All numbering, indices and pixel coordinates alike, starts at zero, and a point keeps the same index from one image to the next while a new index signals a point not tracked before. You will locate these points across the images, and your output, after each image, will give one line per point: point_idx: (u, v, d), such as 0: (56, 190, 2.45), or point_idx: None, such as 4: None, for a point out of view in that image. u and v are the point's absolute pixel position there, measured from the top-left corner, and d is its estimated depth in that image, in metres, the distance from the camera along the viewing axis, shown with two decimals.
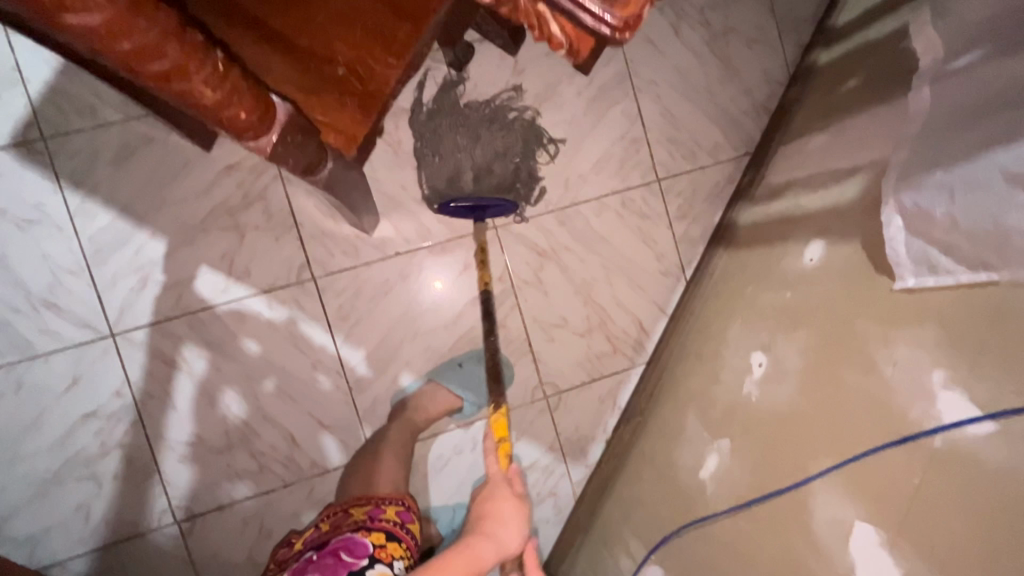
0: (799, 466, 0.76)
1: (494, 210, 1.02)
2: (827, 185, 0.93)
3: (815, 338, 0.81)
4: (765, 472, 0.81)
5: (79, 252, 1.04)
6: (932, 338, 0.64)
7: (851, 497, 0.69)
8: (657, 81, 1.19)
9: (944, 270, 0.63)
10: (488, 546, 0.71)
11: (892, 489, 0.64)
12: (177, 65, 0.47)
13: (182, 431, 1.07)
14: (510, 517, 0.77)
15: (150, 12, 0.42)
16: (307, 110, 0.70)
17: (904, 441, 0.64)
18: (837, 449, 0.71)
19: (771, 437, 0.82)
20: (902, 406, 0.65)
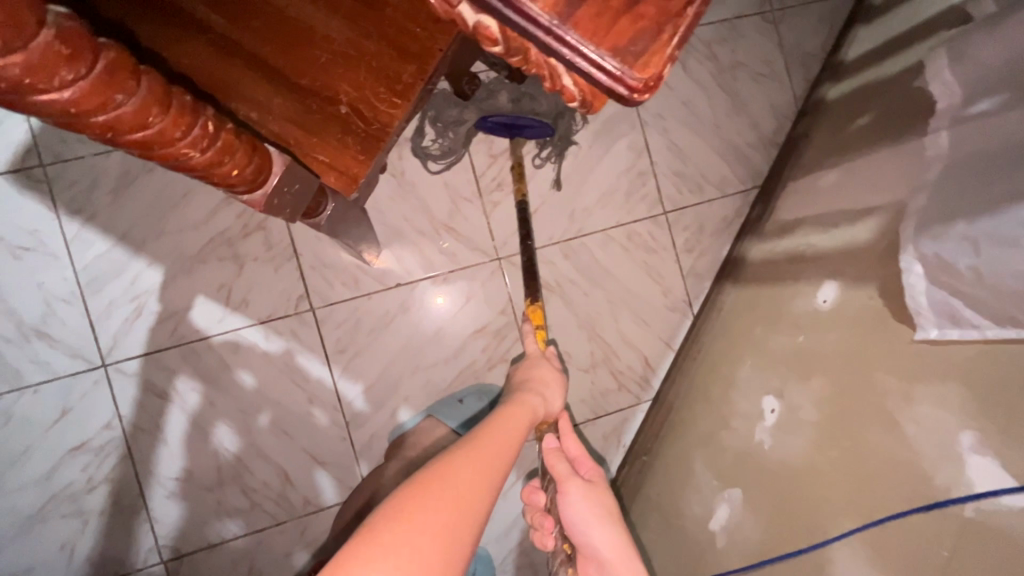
0: (816, 526, 0.75)
1: (532, 130, 1.00)
2: (840, 225, 0.90)
3: (830, 387, 0.79)
4: (781, 529, 0.80)
5: (74, 280, 1.02)
6: (955, 398, 0.62)
7: (874, 563, 0.66)
8: (664, 114, 1.18)
9: (969, 323, 0.60)
10: (535, 398, 0.73)
11: (918, 558, 0.62)
12: (163, 132, 0.46)
13: (172, 466, 1.04)
14: (554, 378, 0.81)
15: (124, 84, 0.42)
16: (307, 149, 0.68)
17: (932, 508, 0.61)
18: (856, 510, 0.70)
19: (788, 491, 0.80)
20: (927, 471, 0.63)
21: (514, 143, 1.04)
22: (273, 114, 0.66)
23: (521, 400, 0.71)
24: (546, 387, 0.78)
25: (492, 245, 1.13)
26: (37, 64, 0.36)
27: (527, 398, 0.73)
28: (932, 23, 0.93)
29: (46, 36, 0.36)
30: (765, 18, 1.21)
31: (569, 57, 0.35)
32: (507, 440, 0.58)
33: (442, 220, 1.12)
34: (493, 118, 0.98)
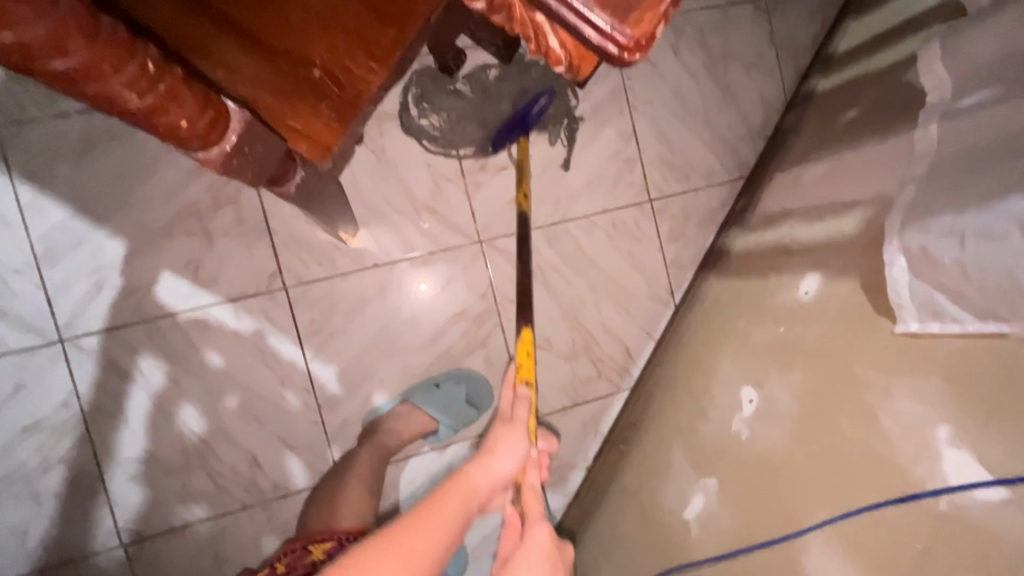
0: (791, 517, 0.75)
1: (537, 109, 0.97)
2: (825, 217, 0.90)
3: (810, 380, 0.78)
4: (756, 519, 0.80)
5: (29, 251, 0.96)
6: (935, 393, 0.62)
7: (846, 553, 0.68)
8: (654, 101, 1.16)
9: (951, 317, 0.60)
10: (481, 472, 0.57)
11: (894, 551, 0.63)
12: (86, 65, 0.43)
13: (134, 447, 1.00)
14: (512, 437, 0.61)
15: (40, 3, 0.37)
16: (284, 115, 0.66)
17: (906, 500, 0.63)
18: (832, 502, 0.71)
19: (763, 482, 0.81)
20: (903, 464, 0.64)
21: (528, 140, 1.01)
22: (242, 76, 0.62)
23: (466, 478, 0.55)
24: (497, 459, 0.58)
25: (474, 228, 1.10)
26: None
27: (473, 471, 0.56)
28: (926, 16, 0.92)
29: None
30: (758, 7, 1.20)
31: (559, 11, 0.32)
32: (452, 511, 0.52)
33: (423, 200, 1.08)
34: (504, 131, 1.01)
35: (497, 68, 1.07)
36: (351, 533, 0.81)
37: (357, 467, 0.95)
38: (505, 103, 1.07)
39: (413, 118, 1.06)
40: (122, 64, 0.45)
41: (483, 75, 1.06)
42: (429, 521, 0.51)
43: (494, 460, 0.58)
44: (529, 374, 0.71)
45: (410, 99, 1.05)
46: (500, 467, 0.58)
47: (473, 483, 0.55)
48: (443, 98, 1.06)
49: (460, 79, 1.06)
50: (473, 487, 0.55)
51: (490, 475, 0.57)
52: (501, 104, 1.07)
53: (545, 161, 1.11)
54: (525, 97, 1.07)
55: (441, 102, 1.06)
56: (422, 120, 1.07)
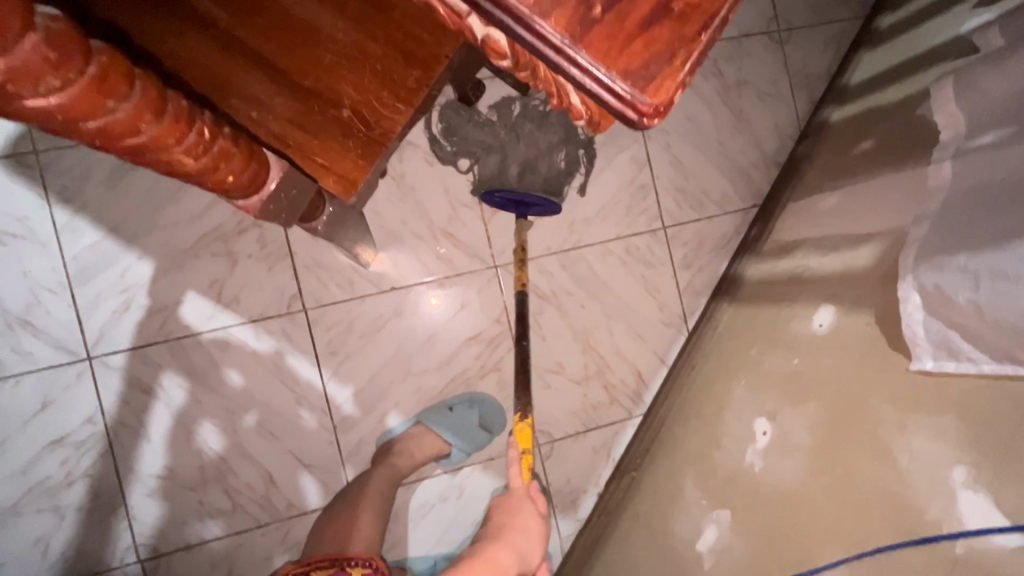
0: (806, 554, 0.75)
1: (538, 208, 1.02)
2: (838, 249, 0.91)
3: (825, 414, 0.77)
4: (769, 556, 0.79)
5: (62, 270, 1.00)
6: (949, 434, 0.61)
7: None
8: (668, 130, 1.19)
9: (965, 355, 0.60)
10: (507, 553, 0.77)
11: None
12: (155, 138, 0.46)
13: (154, 463, 1.02)
14: (534, 534, 0.84)
15: (119, 90, 0.41)
16: (306, 154, 0.66)
17: (922, 542, 0.62)
18: (846, 541, 0.70)
19: (776, 518, 0.80)
20: (917, 504, 0.63)
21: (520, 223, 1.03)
22: (273, 113, 0.64)
23: (491, 559, 0.75)
24: (517, 547, 0.80)
25: (489, 253, 1.12)
26: (24, 70, 0.35)
27: (496, 551, 0.77)
28: (939, 51, 0.93)
29: (39, 42, 0.36)
30: (772, 38, 1.22)
31: (585, 75, 0.35)
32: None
33: (440, 225, 1.11)
34: (502, 195, 1.00)
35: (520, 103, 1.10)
36: (354, 558, 0.79)
37: (370, 489, 0.96)
38: (527, 136, 1.10)
39: (444, 149, 1.10)
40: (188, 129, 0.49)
41: (507, 109, 1.10)
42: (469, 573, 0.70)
43: (510, 541, 0.80)
44: (531, 464, 0.90)
45: (434, 128, 1.08)
46: (515, 547, 0.79)
47: (499, 558, 0.76)
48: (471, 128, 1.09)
49: (484, 109, 1.09)
50: (504, 564, 0.75)
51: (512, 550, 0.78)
52: (520, 142, 1.09)
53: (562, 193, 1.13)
54: (543, 140, 1.10)
55: (467, 133, 1.09)
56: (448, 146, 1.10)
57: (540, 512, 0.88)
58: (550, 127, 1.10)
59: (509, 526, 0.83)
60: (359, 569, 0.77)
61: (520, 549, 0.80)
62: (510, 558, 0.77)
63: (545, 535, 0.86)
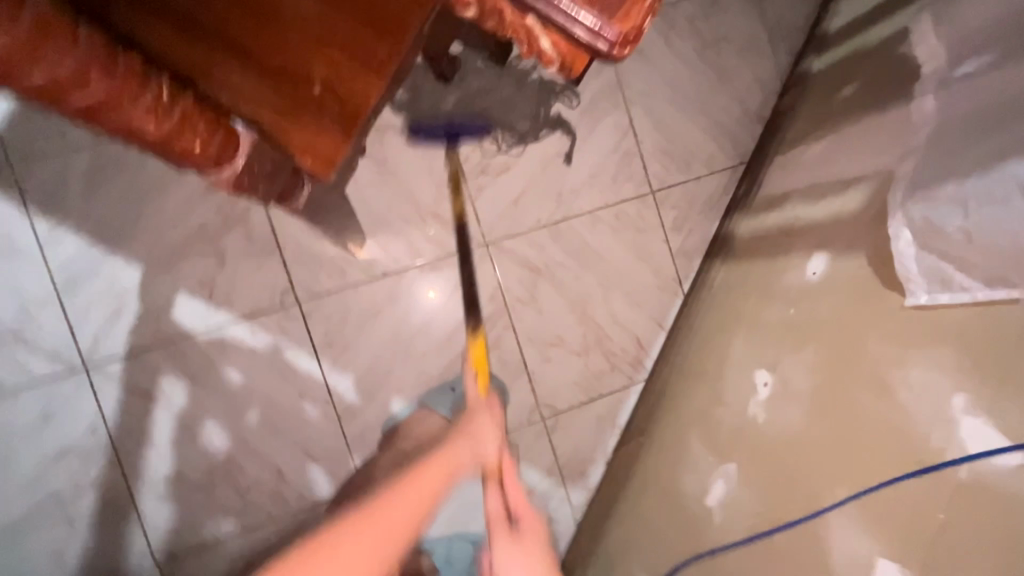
0: (810, 496, 0.72)
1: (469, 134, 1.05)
2: (827, 197, 0.91)
3: (823, 358, 0.77)
4: (774, 502, 0.77)
5: (48, 282, 0.99)
6: (950, 362, 0.60)
7: (868, 530, 0.65)
8: (649, 93, 1.18)
9: (960, 286, 0.59)
10: (456, 453, 0.60)
11: (914, 524, 0.60)
12: (54, 73, 0.45)
13: (161, 466, 1.02)
14: (490, 424, 0.65)
15: (6, 15, 0.39)
16: (288, 131, 0.69)
17: (926, 470, 0.60)
18: (851, 480, 0.67)
19: (776, 462, 0.78)
20: (920, 435, 0.61)
21: (450, 153, 1.06)
22: (248, 96, 0.64)
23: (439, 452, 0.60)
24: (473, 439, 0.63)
25: (479, 230, 1.12)
26: None
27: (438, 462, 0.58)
28: None
29: None
30: None
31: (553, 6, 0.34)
32: (417, 497, 0.54)
33: (427, 206, 1.10)
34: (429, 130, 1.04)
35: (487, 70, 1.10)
36: None
37: (377, 474, 0.97)
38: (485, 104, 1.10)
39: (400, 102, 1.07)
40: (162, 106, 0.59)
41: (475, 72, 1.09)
42: (402, 496, 0.54)
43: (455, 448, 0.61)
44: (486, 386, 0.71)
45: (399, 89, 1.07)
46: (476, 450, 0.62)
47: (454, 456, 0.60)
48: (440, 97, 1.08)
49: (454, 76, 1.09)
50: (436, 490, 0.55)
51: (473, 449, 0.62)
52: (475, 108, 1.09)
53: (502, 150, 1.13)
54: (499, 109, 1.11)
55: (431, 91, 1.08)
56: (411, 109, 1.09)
57: (499, 421, 0.67)
58: (512, 98, 1.11)
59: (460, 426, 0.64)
60: None
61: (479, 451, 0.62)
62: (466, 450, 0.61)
63: (503, 426, 0.67)
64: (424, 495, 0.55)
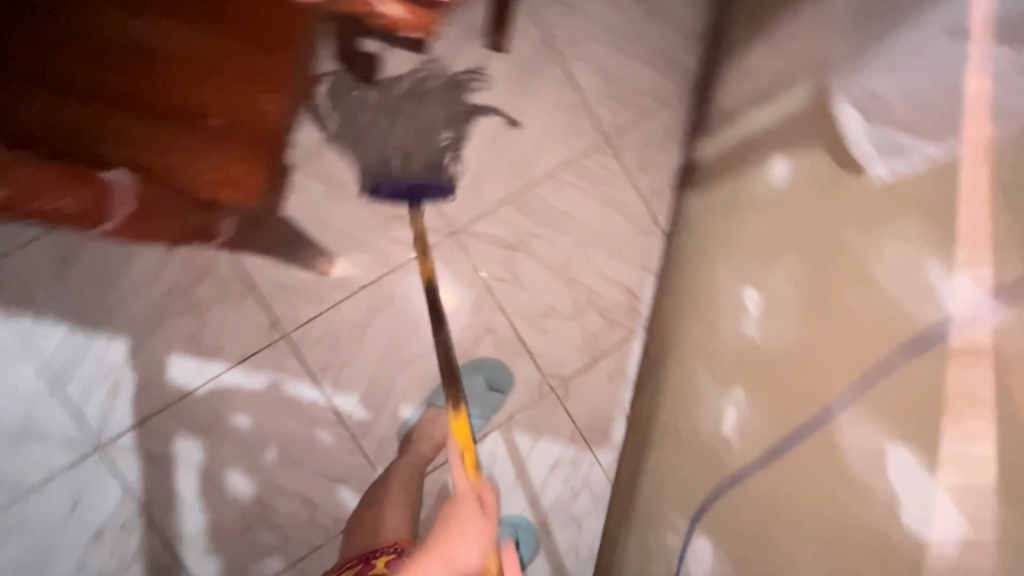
0: (817, 402, 0.65)
1: (430, 193, 1.03)
2: (776, 97, 0.88)
3: (803, 260, 0.73)
4: (784, 416, 0.70)
5: (42, 375, 1.00)
6: (914, 231, 0.56)
7: (876, 419, 0.56)
8: (580, 42, 1.15)
9: (913, 151, 0.57)
10: None
11: (914, 405, 0.52)
12: None
13: (196, 522, 1.04)
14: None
15: None
16: (193, 168, 0.63)
17: (916, 346, 0.53)
18: (849, 373, 0.61)
19: (776, 375, 0.74)
20: (906, 312, 0.55)
21: (414, 211, 1.00)
22: (144, 144, 0.60)
23: None
24: None
25: (444, 222, 1.11)
26: None
27: None
28: None
29: None
30: None
31: None
32: None
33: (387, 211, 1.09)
34: (389, 186, 0.99)
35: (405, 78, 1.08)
36: (379, 548, 0.83)
37: (393, 481, 0.97)
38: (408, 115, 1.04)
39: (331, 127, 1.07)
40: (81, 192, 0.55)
41: (393, 85, 1.07)
42: None
43: None
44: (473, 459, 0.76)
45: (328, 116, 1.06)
46: None
47: None
48: (355, 139, 1.05)
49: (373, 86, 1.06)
50: None
51: None
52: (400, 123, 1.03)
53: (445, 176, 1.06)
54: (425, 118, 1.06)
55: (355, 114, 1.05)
56: (331, 157, 1.08)
57: (489, 508, 0.76)
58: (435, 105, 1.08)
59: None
60: (384, 557, 0.80)
61: None
62: None
63: None
64: None
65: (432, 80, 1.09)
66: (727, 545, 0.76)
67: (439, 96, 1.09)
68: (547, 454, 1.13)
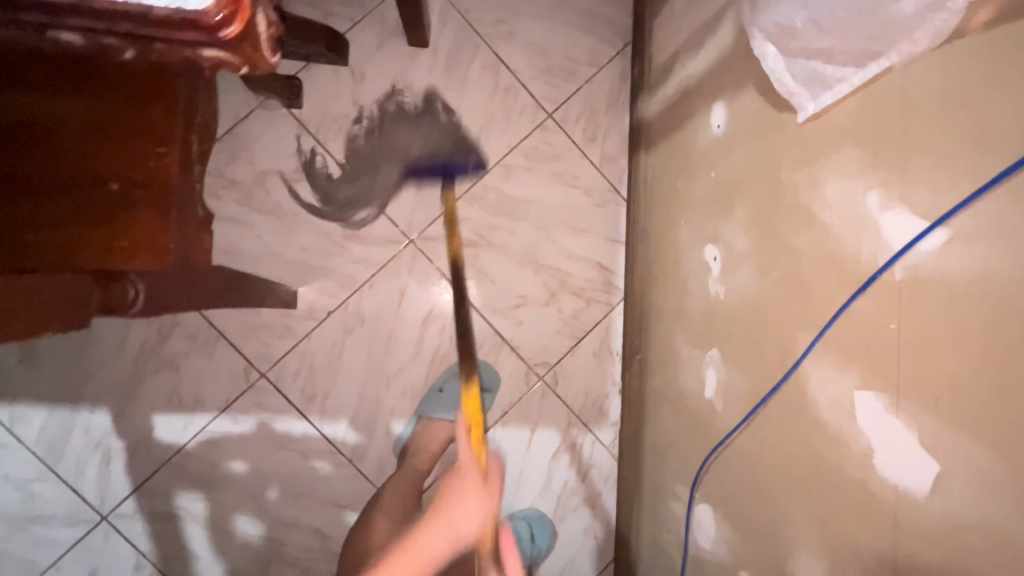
0: (784, 354, 0.63)
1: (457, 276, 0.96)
2: (705, 41, 0.83)
3: (753, 209, 0.70)
4: (758, 373, 0.68)
5: (34, 458, 1.01)
6: (852, 160, 0.53)
7: (841, 364, 0.54)
8: (503, 19, 1.11)
9: (836, 79, 0.53)
10: (435, 540, 0.78)
11: (874, 347, 0.50)
12: None
13: (214, 571, 1.05)
14: (476, 491, 0.80)
15: None
16: (93, 247, 0.57)
17: (868, 285, 0.50)
18: (811, 321, 0.58)
19: (746, 332, 0.71)
20: (853, 250, 0.52)
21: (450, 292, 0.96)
22: (34, 226, 0.54)
23: None
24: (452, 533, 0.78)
25: (400, 231, 1.08)
26: None
27: (429, 539, 0.77)
28: None
29: None
30: None
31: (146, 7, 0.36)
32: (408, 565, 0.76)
33: (340, 232, 1.07)
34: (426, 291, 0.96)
35: (363, 132, 1.07)
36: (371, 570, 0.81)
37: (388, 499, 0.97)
38: (390, 136, 1.06)
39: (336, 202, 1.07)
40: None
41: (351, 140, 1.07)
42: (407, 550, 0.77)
43: (454, 519, 0.78)
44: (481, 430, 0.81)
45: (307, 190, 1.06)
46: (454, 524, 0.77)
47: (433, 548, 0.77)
48: (356, 196, 1.07)
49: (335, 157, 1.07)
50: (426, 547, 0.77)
51: (451, 536, 0.77)
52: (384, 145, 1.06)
53: (474, 156, 1.09)
54: (405, 126, 1.06)
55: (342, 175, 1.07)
56: (272, 188, 1.05)
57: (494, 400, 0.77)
58: (390, 120, 1.07)
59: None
60: None
61: (460, 534, 0.77)
62: (445, 543, 0.77)
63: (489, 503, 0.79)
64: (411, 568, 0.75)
65: (372, 105, 1.07)
66: (724, 508, 0.75)
67: (398, 107, 1.07)
68: (547, 443, 1.12)
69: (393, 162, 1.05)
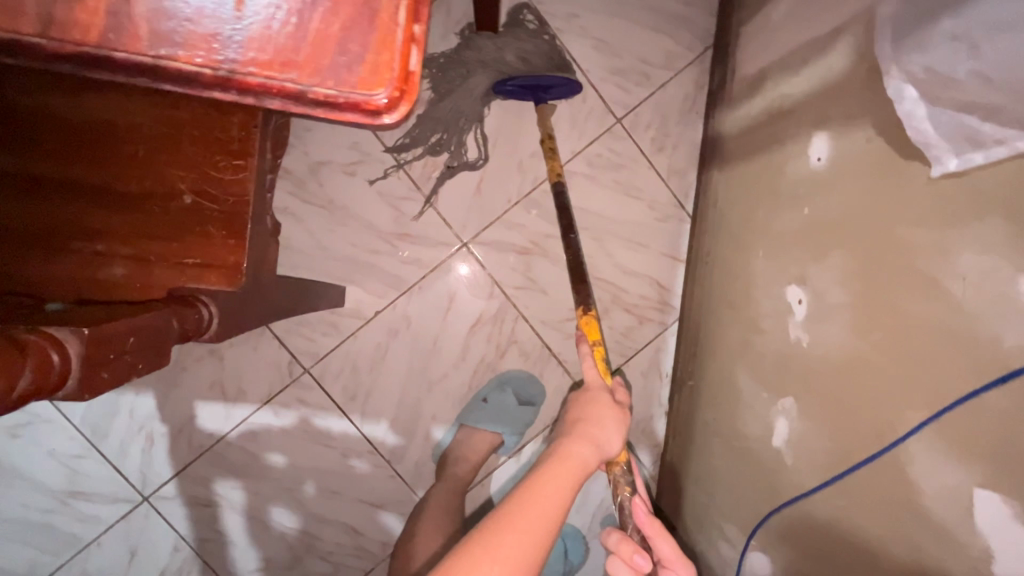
0: (882, 425, 0.59)
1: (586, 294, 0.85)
2: (808, 62, 0.76)
3: (854, 259, 0.65)
4: (844, 436, 0.64)
5: (79, 436, 1.01)
6: (1001, 234, 0.47)
7: (959, 457, 0.50)
8: (577, 14, 1.04)
9: (992, 140, 0.46)
10: (586, 449, 0.63)
11: (1008, 447, 0.45)
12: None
13: (250, 559, 1.06)
14: (614, 418, 0.69)
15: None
16: (174, 256, 0.58)
17: (1010, 378, 0.45)
18: (922, 400, 0.54)
19: (833, 389, 0.67)
20: (989, 335, 0.47)
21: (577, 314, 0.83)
22: (119, 235, 0.57)
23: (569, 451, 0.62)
24: (593, 438, 0.65)
25: (454, 234, 1.05)
26: None
27: (576, 448, 0.63)
28: None
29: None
30: None
31: (304, 83, 0.35)
32: (560, 487, 0.57)
33: (391, 230, 1.04)
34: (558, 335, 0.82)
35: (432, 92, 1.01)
36: None
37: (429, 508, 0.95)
38: (465, 90, 1.00)
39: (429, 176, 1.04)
40: (49, 371, 0.39)
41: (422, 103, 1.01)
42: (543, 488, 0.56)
43: (594, 430, 0.66)
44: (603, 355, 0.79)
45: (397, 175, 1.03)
46: (603, 439, 0.66)
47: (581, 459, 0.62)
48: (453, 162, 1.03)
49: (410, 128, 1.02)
50: (580, 459, 0.62)
51: (599, 452, 0.65)
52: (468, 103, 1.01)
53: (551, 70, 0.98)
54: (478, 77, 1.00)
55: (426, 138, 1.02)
56: (325, 181, 1.02)
57: (625, 409, 0.72)
58: (461, 64, 1.00)
59: (585, 419, 0.67)
60: None
61: (606, 449, 0.66)
62: (594, 456, 0.63)
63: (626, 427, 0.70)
64: (552, 509, 0.55)
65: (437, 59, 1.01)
66: (786, 564, 0.72)
67: (467, 56, 0.99)
68: None
69: (474, 119, 1.02)
